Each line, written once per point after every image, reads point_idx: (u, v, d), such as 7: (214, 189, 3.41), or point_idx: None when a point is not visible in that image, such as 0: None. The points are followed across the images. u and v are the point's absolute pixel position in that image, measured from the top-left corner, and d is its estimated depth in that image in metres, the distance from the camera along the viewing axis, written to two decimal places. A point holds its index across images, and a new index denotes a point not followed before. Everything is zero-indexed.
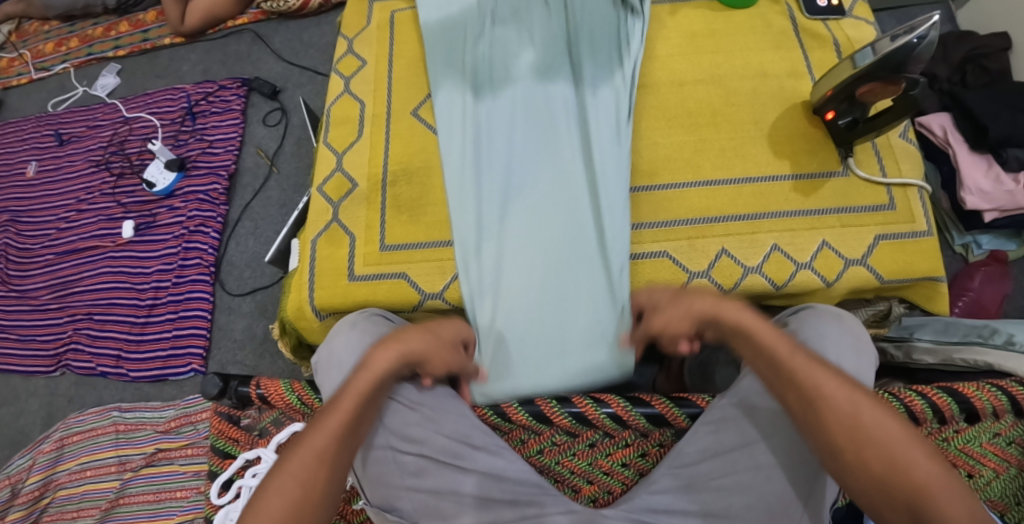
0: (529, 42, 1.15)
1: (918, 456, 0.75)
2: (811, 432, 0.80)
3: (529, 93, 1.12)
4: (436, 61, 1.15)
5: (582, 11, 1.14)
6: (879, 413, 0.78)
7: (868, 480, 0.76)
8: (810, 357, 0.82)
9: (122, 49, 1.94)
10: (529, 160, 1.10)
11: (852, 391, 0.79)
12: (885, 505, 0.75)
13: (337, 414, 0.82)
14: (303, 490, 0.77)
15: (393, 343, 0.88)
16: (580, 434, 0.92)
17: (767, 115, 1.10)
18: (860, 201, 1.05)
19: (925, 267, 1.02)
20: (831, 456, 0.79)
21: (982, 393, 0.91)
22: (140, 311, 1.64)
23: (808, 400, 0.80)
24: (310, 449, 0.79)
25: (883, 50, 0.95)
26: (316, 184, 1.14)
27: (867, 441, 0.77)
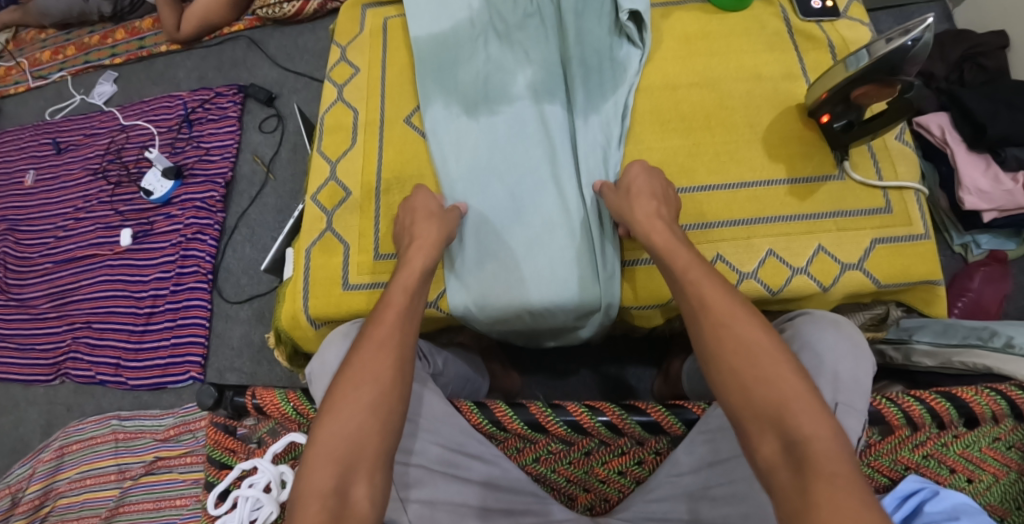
0: (523, 45, 1.13)
1: (783, 370, 0.76)
2: (694, 346, 0.82)
3: (523, 115, 1.10)
4: (427, 78, 1.14)
5: (579, 33, 1.12)
6: (755, 329, 0.79)
7: (737, 396, 0.77)
8: (704, 270, 0.86)
9: (118, 56, 1.94)
10: (526, 166, 1.08)
11: (734, 303, 0.82)
12: (751, 421, 0.76)
13: (397, 310, 0.88)
14: (387, 388, 0.81)
15: (422, 248, 0.97)
16: (574, 442, 0.91)
17: (763, 118, 1.09)
18: (856, 204, 1.04)
19: (923, 271, 1.01)
20: (708, 369, 0.80)
21: (981, 397, 0.90)
22: (139, 319, 1.65)
23: (693, 312, 0.83)
24: (373, 340, 0.85)
25: (878, 52, 0.94)
26: (309, 193, 1.13)
27: (740, 354, 0.78)
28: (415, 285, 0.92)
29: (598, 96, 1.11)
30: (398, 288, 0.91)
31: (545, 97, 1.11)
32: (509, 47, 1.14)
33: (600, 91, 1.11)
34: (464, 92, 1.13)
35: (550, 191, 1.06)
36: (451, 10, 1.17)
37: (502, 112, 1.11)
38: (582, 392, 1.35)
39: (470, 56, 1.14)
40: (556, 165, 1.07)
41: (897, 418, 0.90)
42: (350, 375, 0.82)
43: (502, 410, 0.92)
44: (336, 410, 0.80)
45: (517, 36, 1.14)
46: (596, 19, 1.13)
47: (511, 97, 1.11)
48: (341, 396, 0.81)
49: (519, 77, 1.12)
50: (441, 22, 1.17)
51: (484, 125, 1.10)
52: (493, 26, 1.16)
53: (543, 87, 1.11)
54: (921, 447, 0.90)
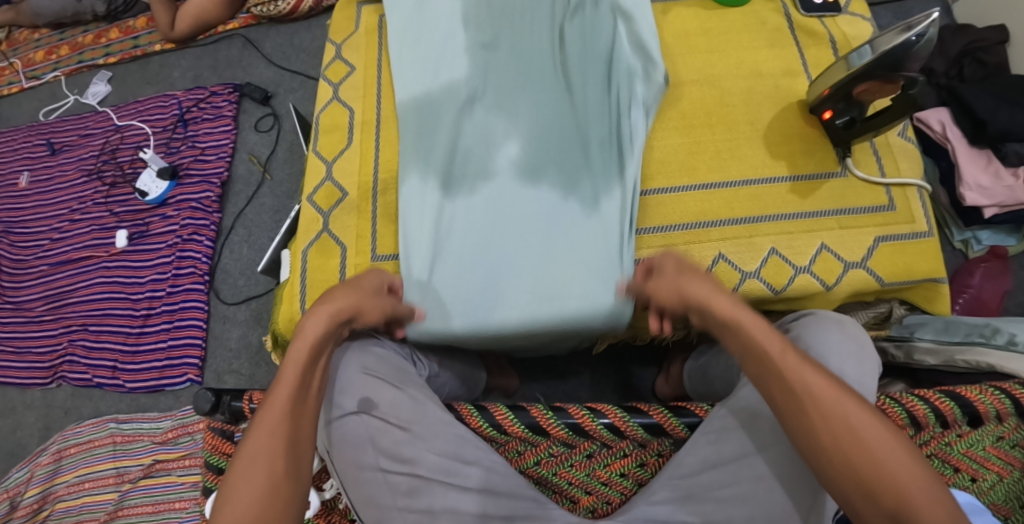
0: (516, 113, 1.09)
1: (901, 456, 0.74)
2: (801, 435, 0.78)
3: (505, 192, 1.05)
4: (408, 147, 1.09)
5: (586, 109, 1.08)
6: (862, 412, 0.76)
7: (852, 485, 0.75)
8: (801, 355, 0.80)
9: (113, 56, 1.92)
10: (511, 252, 1.02)
11: (840, 392, 0.77)
12: (866, 508, 0.74)
13: (299, 392, 0.83)
14: (276, 481, 0.79)
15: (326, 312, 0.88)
16: (576, 445, 0.90)
17: (764, 115, 1.08)
18: (859, 202, 1.03)
19: (926, 269, 1.00)
20: (817, 459, 0.77)
21: (985, 396, 0.89)
22: (136, 322, 1.63)
23: (798, 400, 0.78)
24: (264, 427, 0.80)
25: (882, 46, 0.94)
26: (305, 194, 1.12)
27: (858, 445, 0.75)
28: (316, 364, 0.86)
29: (601, 181, 1.04)
30: (294, 362, 0.85)
31: (530, 175, 1.06)
32: (498, 116, 1.09)
33: (603, 176, 1.05)
34: (442, 162, 1.07)
35: (530, 279, 1.01)
36: (446, 72, 1.12)
37: (479, 189, 1.06)
38: (583, 391, 1.34)
39: (453, 122, 1.09)
40: (543, 248, 1.02)
41: (903, 419, 0.88)
42: (243, 464, 0.79)
43: (502, 412, 0.91)
44: (224, 506, 0.77)
45: (513, 105, 1.10)
46: (608, 94, 1.09)
47: (491, 172, 1.06)
48: (231, 489, 0.78)
49: (505, 149, 1.07)
50: (431, 82, 1.12)
51: (458, 204, 1.05)
52: (478, 94, 1.11)
53: (530, 164, 1.06)
54: (925, 447, 0.89)
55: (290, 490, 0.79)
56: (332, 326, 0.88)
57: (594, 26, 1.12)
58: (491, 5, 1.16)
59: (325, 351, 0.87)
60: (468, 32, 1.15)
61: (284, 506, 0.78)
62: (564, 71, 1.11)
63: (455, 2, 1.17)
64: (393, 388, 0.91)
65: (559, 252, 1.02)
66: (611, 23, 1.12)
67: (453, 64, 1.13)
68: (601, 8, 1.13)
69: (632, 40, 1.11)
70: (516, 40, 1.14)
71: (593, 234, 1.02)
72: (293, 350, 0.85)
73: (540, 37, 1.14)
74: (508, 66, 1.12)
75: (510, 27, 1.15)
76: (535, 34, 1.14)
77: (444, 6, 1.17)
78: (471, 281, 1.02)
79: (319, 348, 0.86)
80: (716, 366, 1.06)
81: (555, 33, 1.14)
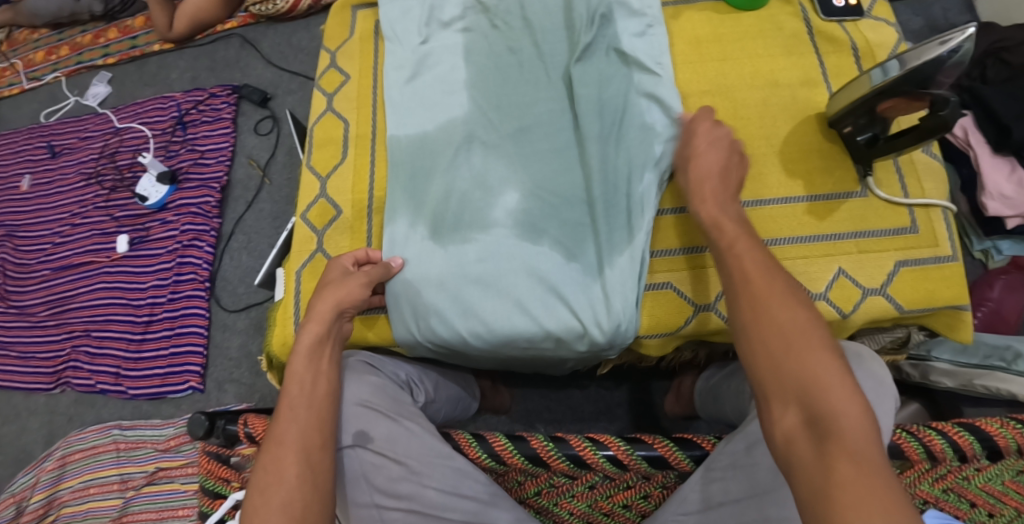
0: (518, 162, 1.02)
1: (816, 346, 0.73)
2: (729, 317, 0.80)
3: (501, 246, 0.98)
4: (398, 189, 1.05)
5: (602, 162, 1.00)
6: (796, 305, 0.76)
7: (771, 375, 0.74)
8: (750, 244, 0.83)
9: (112, 57, 1.89)
10: (503, 308, 0.96)
11: (774, 279, 0.79)
12: (776, 396, 0.73)
13: (304, 400, 0.84)
14: (293, 491, 0.78)
15: (315, 321, 0.90)
16: (578, 476, 0.84)
17: (779, 129, 1.03)
18: (879, 224, 0.98)
19: (949, 296, 0.96)
20: (739, 344, 0.78)
21: (1006, 430, 0.84)
22: (137, 328, 1.62)
23: (733, 282, 0.81)
24: (277, 440, 0.81)
25: (911, 63, 0.87)
26: (299, 211, 1.09)
27: (773, 328, 0.76)
28: (316, 368, 0.87)
29: (606, 247, 0.97)
30: (296, 375, 0.86)
31: (530, 231, 0.99)
32: (497, 162, 1.02)
33: (611, 243, 0.97)
34: (436, 210, 1.02)
35: (522, 341, 0.96)
36: (445, 110, 1.07)
37: (472, 239, 0.99)
38: (587, 405, 1.31)
39: (450, 167, 1.03)
40: (536, 303, 0.96)
41: (918, 453, 0.84)
42: (259, 479, 0.79)
43: (500, 441, 0.85)
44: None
45: (514, 151, 1.03)
46: (620, 150, 1.01)
47: (488, 222, 0.99)
48: (252, 510, 0.77)
49: (503, 198, 1.00)
50: (425, 122, 1.07)
51: (450, 253, 0.99)
52: (477, 134, 1.05)
53: (530, 219, 0.99)
54: (942, 481, 0.85)
55: (316, 501, 0.79)
56: (326, 339, 0.90)
57: (608, 70, 1.05)
58: (493, 41, 1.10)
59: (323, 352, 0.89)
60: (467, 68, 1.09)
61: (315, 516, 0.78)
62: (571, 120, 1.04)
63: (457, 36, 1.11)
64: (390, 419, 0.89)
65: (559, 318, 0.95)
66: (628, 75, 1.05)
67: (452, 102, 1.07)
68: (616, 55, 1.06)
69: (651, 94, 1.04)
70: (522, 82, 1.06)
71: (597, 304, 0.95)
72: (293, 366, 0.87)
73: (549, 82, 1.06)
74: (511, 111, 1.05)
75: (518, 67, 1.07)
76: (543, 79, 1.06)
77: (445, 39, 1.11)
78: (465, 333, 0.96)
79: (313, 360, 0.87)
80: (727, 389, 1.03)
81: (564, 78, 1.05)
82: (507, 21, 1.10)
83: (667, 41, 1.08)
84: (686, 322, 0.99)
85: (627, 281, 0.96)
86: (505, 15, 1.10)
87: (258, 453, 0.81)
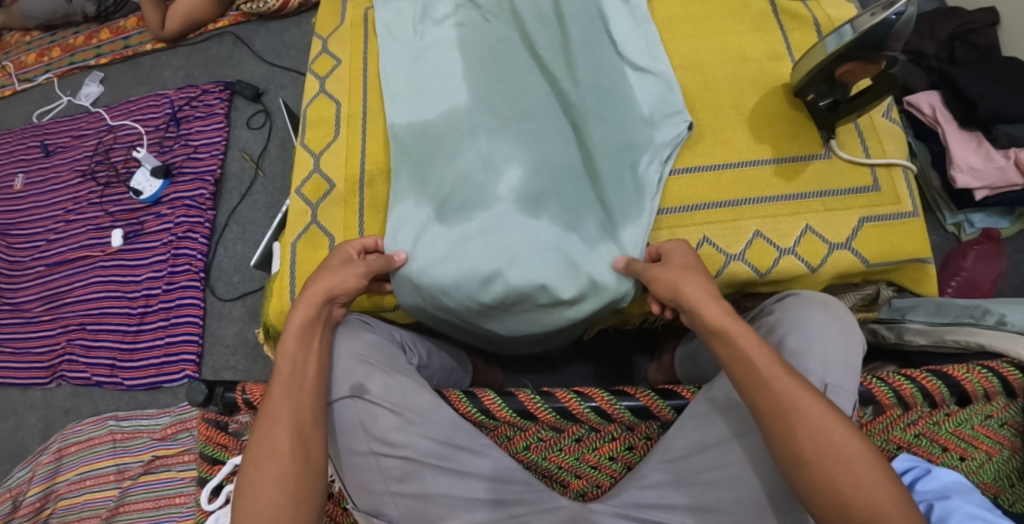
0: (520, 141, 1.04)
1: (879, 478, 0.74)
2: (783, 450, 0.77)
3: (504, 220, 1.00)
4: (402, 177, 1.07)
5: (600, 138, 1.04)
6: (851, 436, 0.76)
7: (834, 509, 0.74)
8: (787, 369, 0.79)
9: (104, 57, 1.93)
10: (507, 279, 0.97)
11: (826, 409, 0.77)
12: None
13: (293, 384, 0.85)
14: (287, 465, 0.80)
15: (307, 305, 0.90)
16: (565, 429, 0.89)
17: (747, 99, 1.08)
18: (844, 184, 1.03)
19: (912, 249, 1.01)
20: (799, 477, 0.77)
21: (973, 375, 0.89)
22: (132, 320, 1.64)
23: (782, 415, 0.77)
24: (267, 417, 0.83)
25: (863, 27, 0.92)
26: (294, 187, 1.13)
27: (834, 461, 0.75)
28: (305, 349, 0.87)
29: (603, 222, 1.02)
30: (285, 355, 0.87)
31: (530, 207, 1.01)
32: (501, 144, 1.04)
33: (615, 212, 1.02)
34: (441, 195, 1.04)
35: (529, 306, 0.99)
36: (446, 100, 1.10)
37: (476, 217, 1.01)
38: (576, 380, 1.35)
39: (453, 153, 1.05)
40: (540, 272, 0.97)
41: (889, 398, 0.88)
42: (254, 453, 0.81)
43: (490, 397, 0.90)
44: (246, 496, 0.79)
45: (516, 131, 1.05)
46: (620, 131, 1.05)
47: (490, 200, 1.01)
48: (248, 482, 0.79)
49: (507, 175, 1.02)
50: (426, 113, 1.10)
51: (456, 233, 1.01)
52: (481, 120, 1.07)
53: (532, 194, 1.01)
54: (913, 426, 0.89)
55: (308, 475, 0.81)
56: (315, 320, 0.89)
57: (605, 59, 1.09)
58: (486, 35, 1.13)
59: (313, 335, 0.89)
60: (463, 57, 1.12)
61: (308, 487, 0.80)
62: (566, 103, 1.07)
63: (450, 30, 1.15)
64: (386, 373, 0.91)
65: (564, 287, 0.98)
66: (625, 72, 1.09)
67: (453, 93, 1.10)
68: (610, 48, 1.10)
69: (651, 89, 1.09)
70: (518, 69, 1.10)
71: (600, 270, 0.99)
72: (282, 349, 0.87)
73: (544, 67, 1.10)
74: (510, 94, 1.08)
75: (513, 57, 1.11)
76: (536, 68, 1.11)
77: (440, 34, 1.15)
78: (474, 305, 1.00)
79: (307, 337, 0.88)
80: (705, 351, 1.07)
81: (559, 65, 1.09)
82: (500, 16, 1.15)
83: (658, 34, 1.12)
84: None
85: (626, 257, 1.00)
86: (496, 10, 1.15)
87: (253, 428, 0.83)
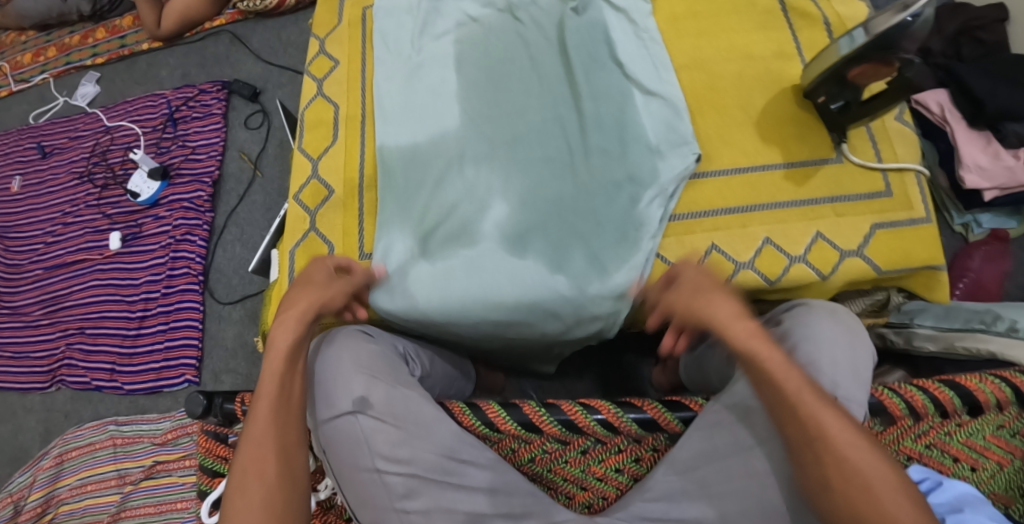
0: (509, 173, 1.03)
1: (908, 506, 0.72)
2: (809, 475, 0.76)
3: (486, 260, 0.98)
4: (386, 205, 1.04)
5: (594, 173, 1.02)
6: (879, 463, 0.74)
7: None
8: (818, 394, 0.77)
9: (100, 57, 1.90)
10: (491, 319, 0.97)
11: (853, 435, 0.75)
12: None
13: (275, 405, 0.84)
14: (271, 488, 0.80)
15: (294, 317, 0.88)
16: (570, 442, 0.88)
17: (755, 100, 1.06)
18: (854, 189, 1.01)
19: (924, 255, 0.99)
20: (825, 500, 0.75)
21: (985, 385, 0.88)
22: (132, 324, 1.62)
23: (809, 440, 0.76)
24: (250, 438, 0.82)
25: (876, 29, 0.90)
26: (293, 193, 1.11)
27: (860, 489, 0.73)
28: (290, 368, 0.86)
29: (595, 262, 0.98)
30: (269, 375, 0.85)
31: (517, 245, 0.99)
32: (489, 174, 1.03)
33: (606, 251, 0.99)
34: (426, 226, 1.02)
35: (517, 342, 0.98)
36: (438, 123, 1.08)
37: (460, 254, 0.99)
38: (580, 384, 1.34)
39: (439, 182, 1.04)
40: (525, 313, 0.97)
41: (900, 409, 0.87)
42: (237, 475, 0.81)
43: (494, 410, 0.89)
44: (234, 508, 0.80)
45: (506, 160, 1.04)
46: (618, 164, 1.02)
47: (475, 237, 0.99)
48: (236, 496, 0.80)
49: (492, 211, 1.01)
50: (417, 135, 1.08)
51: (439, 269, 0.98)
52: (470, 150, 1.05)
53: (518, 232, 1.00)
54: (925, 437, 0.88)
55: (291, 494, 0.82)
56: (301, 335, 0.88)
57: (611, 86, 1.07)
58: (484, 49, 1.12)
59: (299, 355, 0.87)
60: (459, 79, 1.10)
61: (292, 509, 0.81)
62: (560, 131, 1.06)
63: (449, 47, 1.13)
64: (388, 386, 0.89)
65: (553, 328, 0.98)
66: (634, 97, 1.06)
67: (444, 114, 1.08)
68: (617, 72, 1.08)
69: (660, 114, 1.05)
70: (514, 91, 1.09)
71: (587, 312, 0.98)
72: (268, 365, 0.86)
73: (540, 91, 1.08)
74: (501, 121, 1.07)
75: (509, 76, 1.10)
76: (535, 91, 1.08)
77: (436, 52, 1.13)
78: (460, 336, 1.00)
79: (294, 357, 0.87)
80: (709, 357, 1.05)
81: (558, 92, 1.08)
82: (500, 29, 1.13)
83: (668, 56, 1.09)
84: None
85: (615, 298, 0.97)
86: (498, 26, 1.13)
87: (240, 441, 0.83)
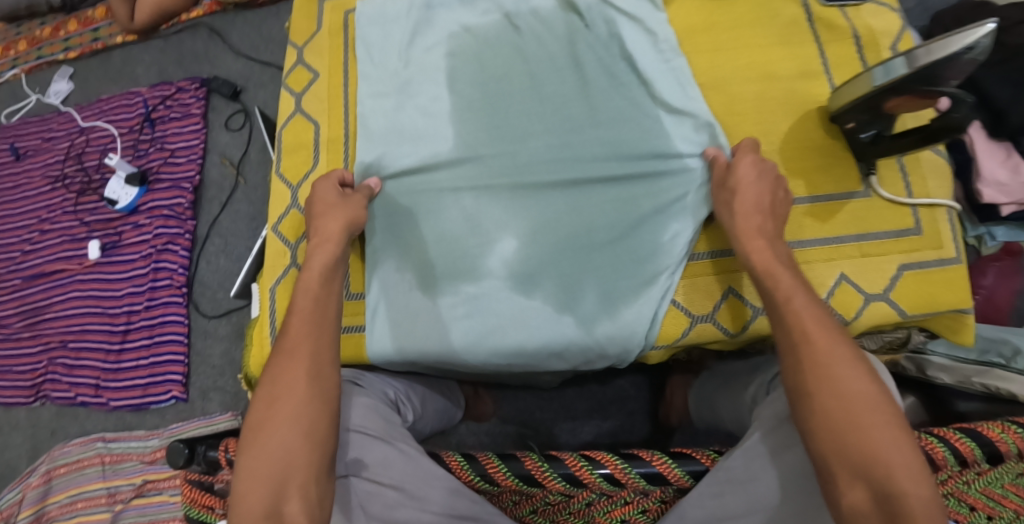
0: (514, 204, 0.98)
1: (885, 423, 0.71)
2: (789, 383, 0.77)
3: (493, 298, 0.95)
4: (377, 235, 1.00)
5: (606, 204, 0.97)
6: (859, 375, 0.74)
7: (833, 448, 0.72)
8: (806, 300, 0.80)
9: (73, 51, 1.81)
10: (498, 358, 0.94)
11: (836, 345, 0.76)
12: (840, 471, 0.71)
13: (308, 313, 0.85)
14: (299, 399, 0.79)
15: (323, 244, 0.92)
16: (574, 495, 0.82)
17: (778, 126, 1.00)
18: (881, 226, 0.96)
19: (951, 300, 0.95)
20: (806, 413, 0.75)
21: (1007, 435, 0.83)
22: (115, 338, 1.56)
23: (793, 345, 0.78)
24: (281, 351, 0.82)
25: (919, 61, 0.84)
26: (270, 223, 1.05)
27: (836, 398, 0.73)
28: (329, 287, 0.88)
29: (604, 301, 0.94)
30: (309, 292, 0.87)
31: (524, 283, 0.95)
32: (491, 205, 0.98)
33: (616, 288, 0.95)
34: (425, 260, 0.97)
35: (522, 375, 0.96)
36: (431, 144, 1.02)
37: (462, 291, 0.95)
38: (579, 403, 1.30)
39: (438, 211, 0.99)
40: (530, 350, 0.93)
41: None
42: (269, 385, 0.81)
43: (493, 463, 0.83)
44: (260, 435, 0.77)
45: (509, 190, 0.98)
46: (632, 198, 0.97)
47: (479, 273, 0.95)
48: (263, 420, 0.78)
49: (499, 246, 0.96)
50: (405, 158, 1.02)
51: (439, 306, 0.95)
52: (471, 177, 0.99)
53: (527, 269, 0.95)
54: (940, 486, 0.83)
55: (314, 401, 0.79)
56: (337, 257, 0.91)
57: (622, 107, 1.00)
58: (481, 60, 1.05)
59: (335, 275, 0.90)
60: (452, 97, 1.03)
61: (320, 425, 0.78)
62: (568, 154, 0.99)
63: (440, 60, 1.06)
64: (383, 444, 0.86)
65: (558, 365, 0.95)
66: (654, 118, 1.00)
67: (439, 136, 1.02)
68: (633, 94, 1.01)
69: (681, 137, 0.99)
70: (515, 109, 1.02)
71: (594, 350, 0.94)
72: (304, 282, 0.88)
73: (543, 112, 1.01)
74: (504, 144, 1.00)
75: (510, 94, 1.02)
76: (538, 110, 1.02)
77: (427, 63, 1.06)
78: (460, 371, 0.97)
79: (325, 282, 0.88)
80: (724, 398, 1.01)
81: (563, 113, 1.01)
82: (497, 40, 1.05)
83: (692, 72, 1.02)
84: (683, 334, 0.96)
85: (626, 338, 0.93)
86: (499, 40, 1.05)
87: (272, 361, 0.82)
